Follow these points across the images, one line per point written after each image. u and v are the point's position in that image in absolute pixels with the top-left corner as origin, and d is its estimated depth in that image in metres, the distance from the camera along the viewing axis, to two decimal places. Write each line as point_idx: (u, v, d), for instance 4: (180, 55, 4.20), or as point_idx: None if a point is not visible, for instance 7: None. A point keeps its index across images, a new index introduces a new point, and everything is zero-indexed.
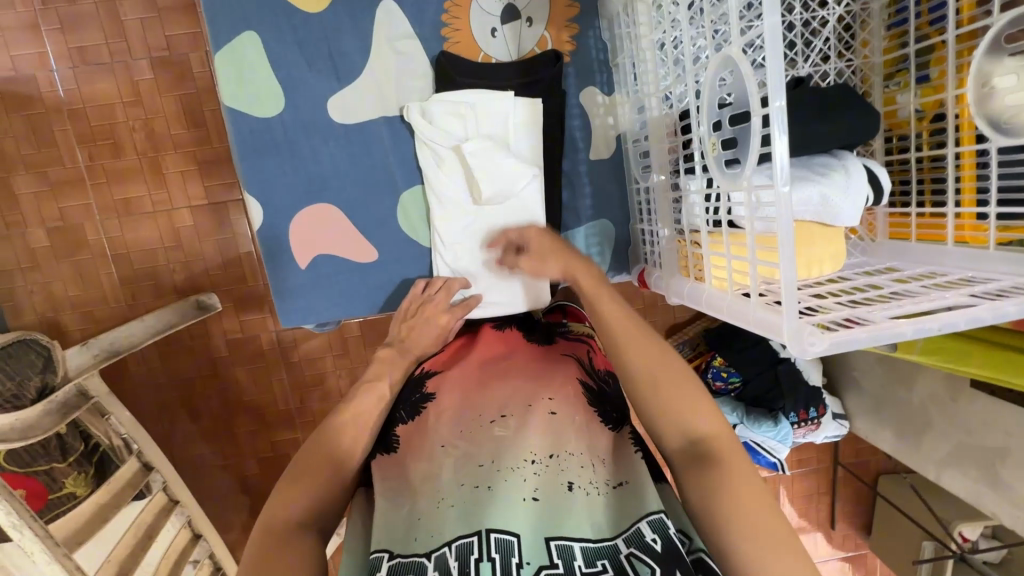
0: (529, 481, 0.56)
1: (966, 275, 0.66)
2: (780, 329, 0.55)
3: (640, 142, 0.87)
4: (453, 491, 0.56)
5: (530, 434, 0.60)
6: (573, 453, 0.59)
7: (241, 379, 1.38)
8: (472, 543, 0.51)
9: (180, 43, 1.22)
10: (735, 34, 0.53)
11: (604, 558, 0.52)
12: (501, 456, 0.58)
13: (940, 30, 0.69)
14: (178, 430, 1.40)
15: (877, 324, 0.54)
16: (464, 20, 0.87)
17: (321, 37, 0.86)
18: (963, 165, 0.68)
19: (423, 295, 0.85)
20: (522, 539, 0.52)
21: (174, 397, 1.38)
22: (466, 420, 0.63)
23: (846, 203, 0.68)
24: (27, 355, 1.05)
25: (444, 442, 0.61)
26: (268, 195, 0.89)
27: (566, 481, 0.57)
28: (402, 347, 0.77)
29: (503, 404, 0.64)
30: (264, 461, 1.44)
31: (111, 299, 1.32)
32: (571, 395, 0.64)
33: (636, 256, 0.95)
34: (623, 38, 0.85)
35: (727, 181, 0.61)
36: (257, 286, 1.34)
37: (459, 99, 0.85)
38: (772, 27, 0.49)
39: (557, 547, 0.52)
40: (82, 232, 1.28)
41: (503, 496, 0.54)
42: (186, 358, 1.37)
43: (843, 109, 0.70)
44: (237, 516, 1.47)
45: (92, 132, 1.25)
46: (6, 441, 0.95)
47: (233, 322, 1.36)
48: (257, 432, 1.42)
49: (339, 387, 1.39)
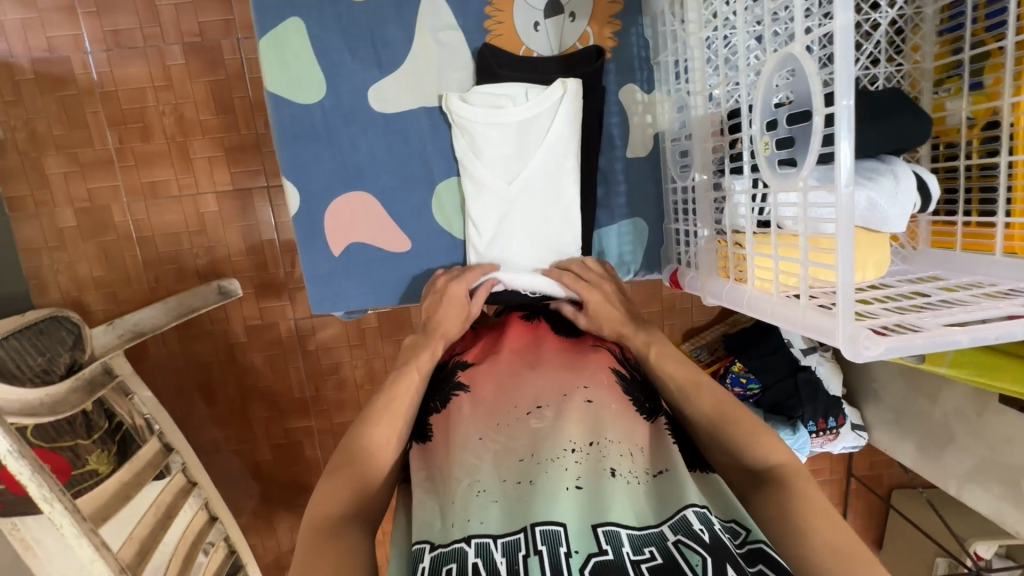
0: (570, 470, 0.57)
1: (1014, 286, 0.65)
2: (833, 333, 0.54)
3: (679, 141, 0.87)
4: (496, 487, 0.56)
5: (566, 424, 0.61)
6: (613, 440, 0.60)
7: (259, 365, 1.39)
8: (518, 540, 0.51)
9: (212, 29, 1.23)
10: (802, 33, 0.53)
11: (651, 546, 0.51)
12: (540, 449, 0.59)
13: (997, 36, 0.68)
14: (195, 413, 1.41)
15: (932, 332, 0.54)
16: (508, 13, 0.87)
17: (364, 24, 0.86)
18: (1016, 175, 0.67)
19: (446, 277, 0.85)
20: (568, 528, 0.51)
21: (193, 380, 1.40)
22: (505, 409, 0.64)
23: (893, 209, 0.67)
24: (60, 334, 1.08)
25: (481, 435, 0.61)
26: (304, 181, 0.89)
27: (608, 466, 0.57)
28: (427, 332, 0.77)
29: (538, 395, 0.65)
30: (278, 448, 1.45)
31: (135, 281, 1.33)
32: (605, 384, 0.66)
33: (668, 256, 0.95)
34: (667, 35, 0.84)
35: (780, 181, 0.60)
36: (278, 273, 1.35)
37: (500, 92, 0.85)
38: (843, 26, 0.49)
39: (604, 532, 0.51)
40: (109, 214, 1.30)
41: (545, 488, 0.55)
42: (205, 342, 1.38)
43: (895, 113, 0.69)
44: (249, 501, 1.49)
45: (123, 115, 1.26)
46: (37, 416, 0.96)
47: (253, 308, 1.36)
48: (272, 419, 1.43)
49: (354, 377, 1.40)
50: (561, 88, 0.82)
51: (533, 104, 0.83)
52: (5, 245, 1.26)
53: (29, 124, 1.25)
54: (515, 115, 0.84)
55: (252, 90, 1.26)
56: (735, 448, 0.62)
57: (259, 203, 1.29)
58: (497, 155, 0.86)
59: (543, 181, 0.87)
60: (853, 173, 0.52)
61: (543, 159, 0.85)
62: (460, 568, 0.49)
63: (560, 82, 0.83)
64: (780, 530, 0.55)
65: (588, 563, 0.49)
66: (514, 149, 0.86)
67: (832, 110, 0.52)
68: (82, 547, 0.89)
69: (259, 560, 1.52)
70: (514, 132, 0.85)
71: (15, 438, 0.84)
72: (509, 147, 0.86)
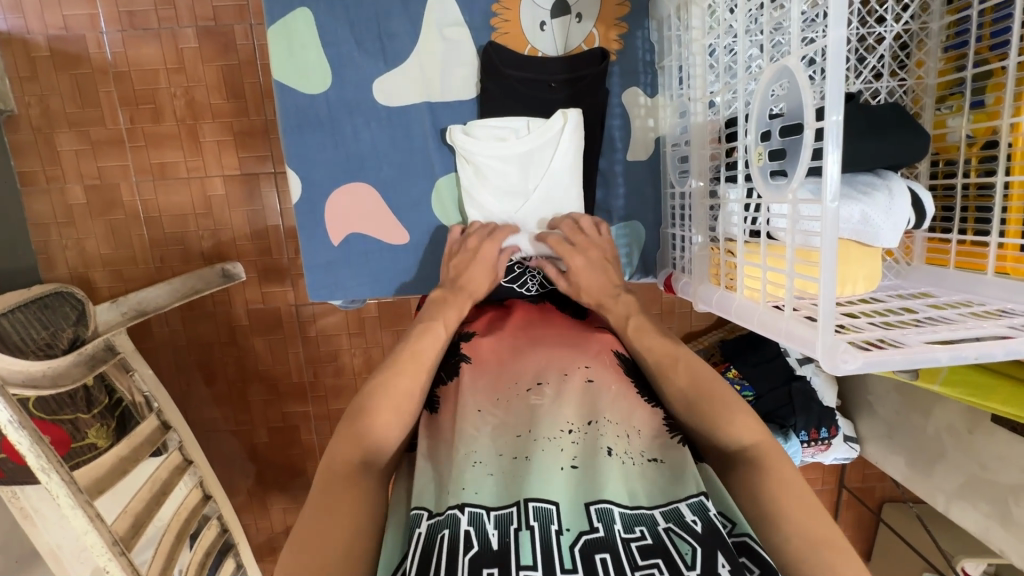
0: (566, 450, 0.59)
1: (1004, 306, 0.65)
2: (813, 344, 0.54)
3: (679, 146, 0.87)
4: (492, 461, 0.59)
5: (564, 406, 0.63)
6: (611, 421, 0.62)
7: (259, 349, 1.42)
8: (511, 513, 0.53)
9: (226, 14, 1.24)
10: (796, 46, 0.53)
11: (642, 526, 0.54)
12: (538, 426, 0.62)
13: (1001, 56, 0.67)
14: (195, 392, 1.44)
15: (912, 348, 0.53)
16: (514, 12, 0.88)
17: (370, 16, 0.87)
18: (1011, 195, 0.67)
19: (462, 238, 0.87)
20: (560, 506, 0.54)
21: (193, 359, 1.42)
22: (509, 382, 0.67)
23: (885, 223, 0.67)
24: (65, 309, 1.12)
25: (480, 407, 0.64)
26: (306, 170, 0.90)
27: (605, 446, 0.60)
28: (453, 286, 0.81)
29: (540, 372, 0.68)
30: (276, 431, 1.48)
31: (141, 259, 1.35)
32: (606, 365, 0.69)
33: (664, 260, 0.96)
34: (672, 40, 0.84)
35: (772, 191, 0.61)
36: (281, 259, 1.37)
37: (503, 123, 0.87)
38: (838, 39, 0.49)
39: (596, 511, 0.54)
40: (118, 192, 1.32)
41: (540, 464, 0.57)
42: (207, 324, 1.40)
43: (885, 132, 0.69)
44: (244, 481, 1.51)
45: (135, 96, 1.28)
46: (38, 388, 0.97)
47: (255, 292, 1.38)
48: (270, 402, 1.45)
49: (353, 365, 1.42)
50: (561, 119, 0.84)
51: (536, 135, 0.86)
52: (17, 219, 1.29)
53: (43, 101, 1.27)
54: (517, 147, 0.86)
55: (262, 75, 1.27)
56: (719, 450, 0.64)
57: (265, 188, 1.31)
58: (500, 185, 0.89)
59: (541, 194, 0.88)
60: (840, 186, 0.52)
61: (545, 185, 0.87)
62: (453, 535, 0.51)
63: (561, 112, 0.85)
64: (775, 526, 0.56)
65: (578, 540, 0.51)
66: (517, 180, 0.88)
67: (823, 123, 0.52)
68: (76, 518, 0.91)
69: (252, 540, 1.56)
70: (517, 163, 0.87)
71: (15, 409, 0.86)
72: (511, 174, 0.88)
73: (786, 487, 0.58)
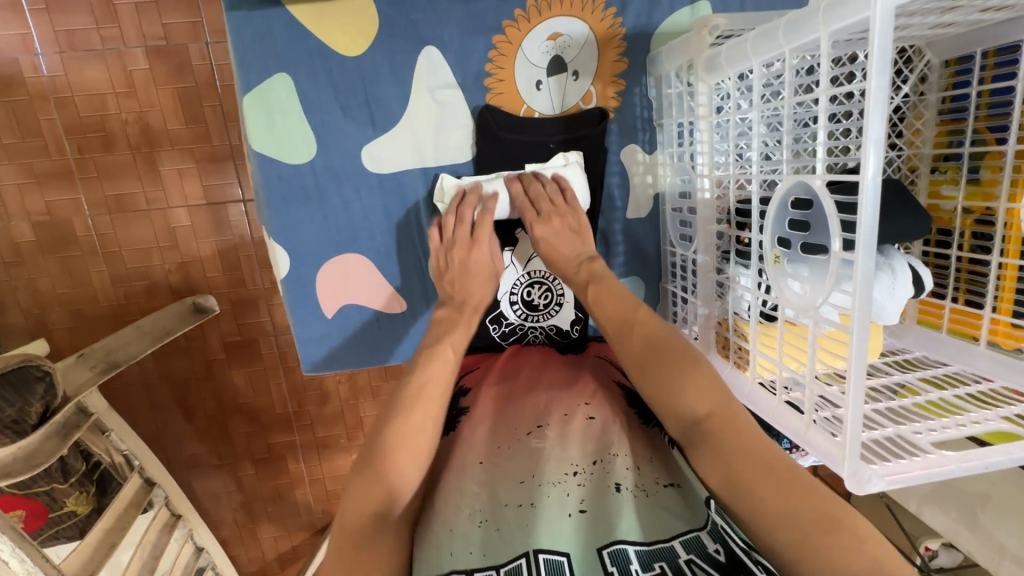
0: (572, 494, 0.59)
1: (997, 388, 0.68)
2: (839, 462, 0.55)
3: (680, 210, 0.86)
4: (498, 514, 0.58)
5: (568, 447, 0.64)
6: (618, 455, 0.63)
7: (239, 381, 1.36)
8: (520, 565, 0.52)
9: (178, 33, 1.14)
10: (822, 178, 0.52)
11: (661, 560, 0.53)
12: (542, 472, 0.61)
13: (998, 139, 0.68)
14: (173, 429, 1.37)
15: (926, 459, 0.55)
16: (509, 70, 0.84)
17: (357, 79, 0.81)
18: (1004, 276, 0.68)
19: (443, 239, 0.82)
20: (571, 557, 0.54)
21: (170, 395, 1.35)
22: (510, 432, 0.67)
23: (889, 303, 0.69)
24: (30, 383, 0.87)
25: (482, 461, 0.64)
26: (294, 242, 0.86)
27: (613, 482, 0.60)
28: (456, 303, 0.78)
29: (541, 415, 0.69)
30: (261, 463, 1.44)
31: (103, 298, 1.26)
32: (605, 403, 0.70)
33: (663, 314, 0.96)
34: (673, 100, 0.82)
35: (789, 294, 0.61)
36: (256, 288, 1.30)
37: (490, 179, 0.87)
38: (871, 184, 0.48)
39: (609, 554, 0.53)
40: (71, 228, 1.22)
41: (547, 510, 0.57)
42: (181, 360, 1.33)
43: (893, 216, 0.69)
44: (228, 512, 1.47)
45: (83, 124, 1.17)
46: (8, 477, 0.83)
47: (230, 325, 1.32)
48: (253, 434, 1.41)
49: (339, 391, 1.39)
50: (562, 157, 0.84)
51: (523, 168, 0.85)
52: None
53: None
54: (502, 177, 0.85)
55: (224, 98, 1.18)
56: None
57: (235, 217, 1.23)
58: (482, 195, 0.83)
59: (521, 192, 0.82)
60: (869, 318, 0.52)
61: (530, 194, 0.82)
62: None
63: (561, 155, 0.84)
64: None
65: None
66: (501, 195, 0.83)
67: (851, 257, 0.52)
68: None
69: (240, 568, 1.53)
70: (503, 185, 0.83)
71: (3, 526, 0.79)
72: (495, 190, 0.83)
73: (805, 486, 0.52)
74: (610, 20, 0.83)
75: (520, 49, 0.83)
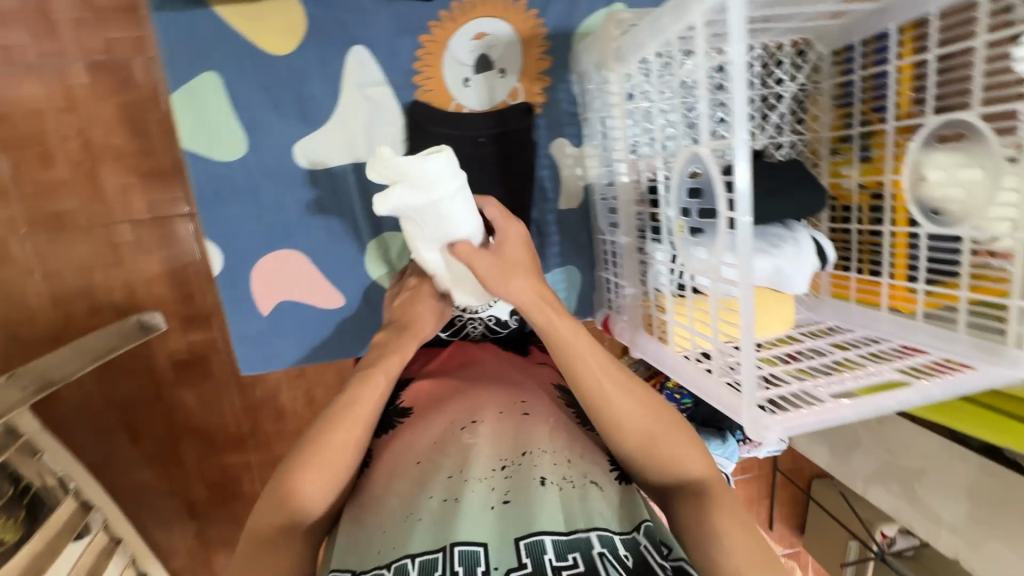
0: (497, 488, 0.57)
1: (897, 346, 0.73)
2: (743, 413, 0.59)
3: (606, 197, 0.90)
4: (422, 505, 0.57)
5: (495, 443, 0.62)
6: (545, 450, 0.61)
7: (188, 400, 1.32)
8: (437, 559, 0.52)
9: (119, 46, 1.13)
10: (705, 145, 0.56)
11: (576, 551, 0.53)
12: (469, 466, 0.59)
13: (881, 118, 0.75)
14: (117, 456, 1.31)
15: (823, 408, 0.59)
16: (436, 68, 0.87)
17: (286, 77, 0.83)
18: (897, 244, 0.74)
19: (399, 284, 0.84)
20: (488, 548, 0.53)
21: (115, 419, 1.30)
22: (442, 423, 0.66)
23: (795, 273, 0.73)
24: None
25: (419, 459, 0.62)
26: (232, 242, 0.86)
27: (538, 475, 0.58)
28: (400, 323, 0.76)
29: (475, 409, 0.66)
30: (214, 486, 1.38)
31: (40, 319, 1.22)
32: (540, 399, 0.69)
33: (600, 302, 0.99)
34: (593, 94, 0.86)
35: (693, 261, 0.65)
36: (205, 304, 1.28)
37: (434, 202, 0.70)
38: (742, 146, 0.52)
39: (526, 545, 0.53)
40: (7, 248, 1.18)
41: (470, 505, 0.56)
42: (128, 381, 1.29)
43: (789, 192, 0.74)
44: (181, 543, 1.39)
45: (19, 140, 1.14)
46: None
47: (178, 342, 1.29)
48: (205, 456, 1.36)
49: (294, 407, 1.36)
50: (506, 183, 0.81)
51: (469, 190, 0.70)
52: None
53: None
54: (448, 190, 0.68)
55: (168, 111, 1.18)
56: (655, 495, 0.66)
57: (179, 229, 1.22)
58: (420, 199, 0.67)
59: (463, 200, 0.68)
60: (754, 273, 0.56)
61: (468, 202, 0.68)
62: None
63: None
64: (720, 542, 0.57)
65: None
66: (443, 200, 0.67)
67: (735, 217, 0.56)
68: None
69: None
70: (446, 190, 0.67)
71: None
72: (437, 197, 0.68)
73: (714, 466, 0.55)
74: (533, 21, 0.88)
75: (449, 51, 0.87)
